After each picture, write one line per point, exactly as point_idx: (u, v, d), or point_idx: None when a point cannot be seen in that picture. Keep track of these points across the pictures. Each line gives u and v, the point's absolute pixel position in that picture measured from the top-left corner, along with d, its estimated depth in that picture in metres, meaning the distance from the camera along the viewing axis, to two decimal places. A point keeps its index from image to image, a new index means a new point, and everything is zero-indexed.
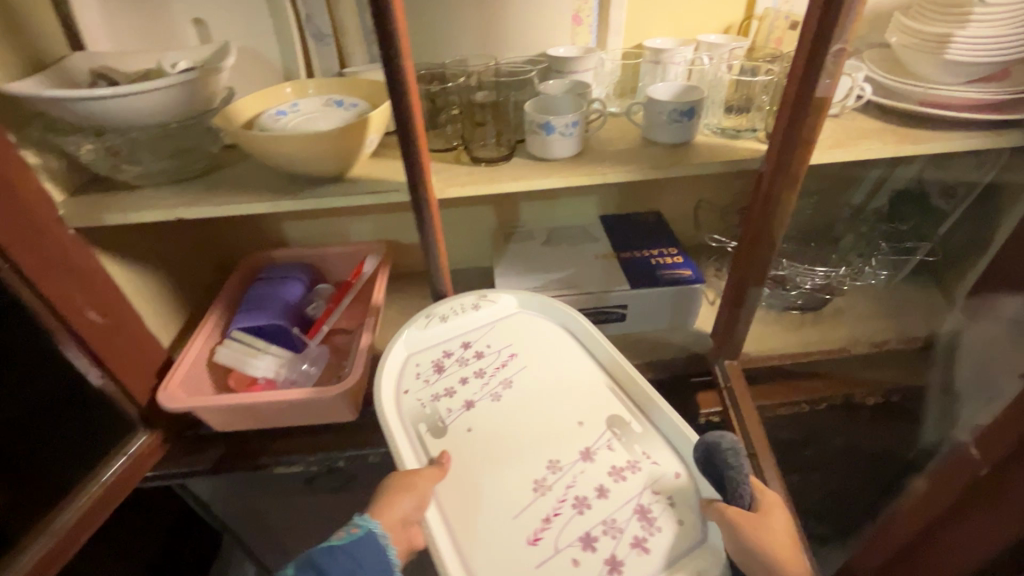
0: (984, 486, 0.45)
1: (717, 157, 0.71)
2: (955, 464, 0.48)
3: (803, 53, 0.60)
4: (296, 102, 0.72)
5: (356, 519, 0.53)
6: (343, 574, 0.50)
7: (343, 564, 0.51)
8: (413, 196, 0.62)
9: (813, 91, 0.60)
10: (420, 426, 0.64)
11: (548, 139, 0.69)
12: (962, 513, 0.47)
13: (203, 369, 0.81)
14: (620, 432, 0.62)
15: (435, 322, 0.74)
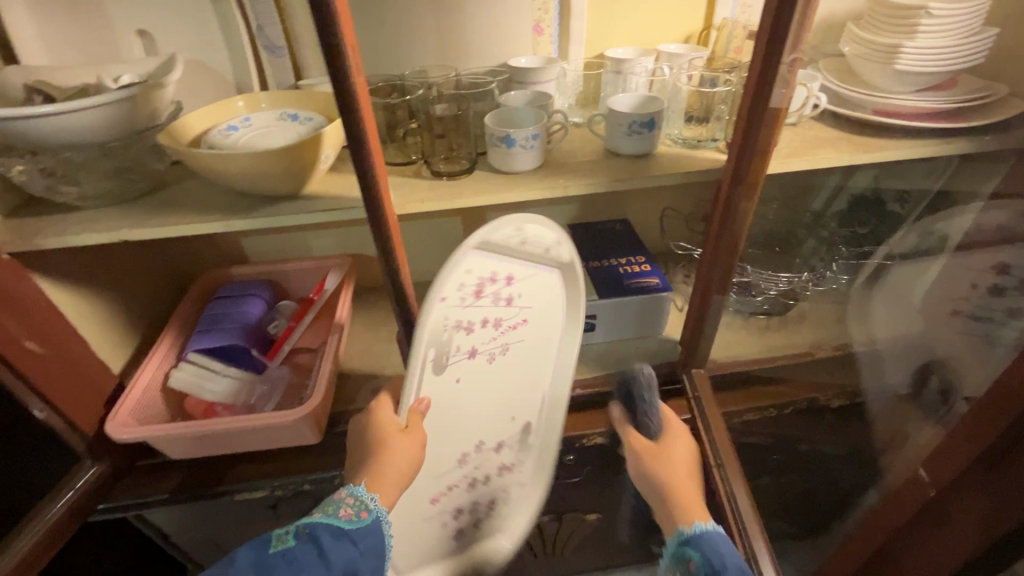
0: (931, 508, 0.53)
1: (678, 168, 0.71)
2: (909, 488, 0.55)
3: (756, 68, 0.60)
4: (248, 117, 0.69)
5: (369, 507, 0.58)
6: (348, 553, 0.55)
7: (347, 546, 0.55)
8: (369, 213, 0.59)
9: (768, 102, 0.60)
10: (431, 355, 0.60)
11: (510, 152, 0.68)
12: (914, 531, 0.55)
13: (156, 395, 0.77)
14: (526, 437, 0.79)
15: (513, 240, 0.60)
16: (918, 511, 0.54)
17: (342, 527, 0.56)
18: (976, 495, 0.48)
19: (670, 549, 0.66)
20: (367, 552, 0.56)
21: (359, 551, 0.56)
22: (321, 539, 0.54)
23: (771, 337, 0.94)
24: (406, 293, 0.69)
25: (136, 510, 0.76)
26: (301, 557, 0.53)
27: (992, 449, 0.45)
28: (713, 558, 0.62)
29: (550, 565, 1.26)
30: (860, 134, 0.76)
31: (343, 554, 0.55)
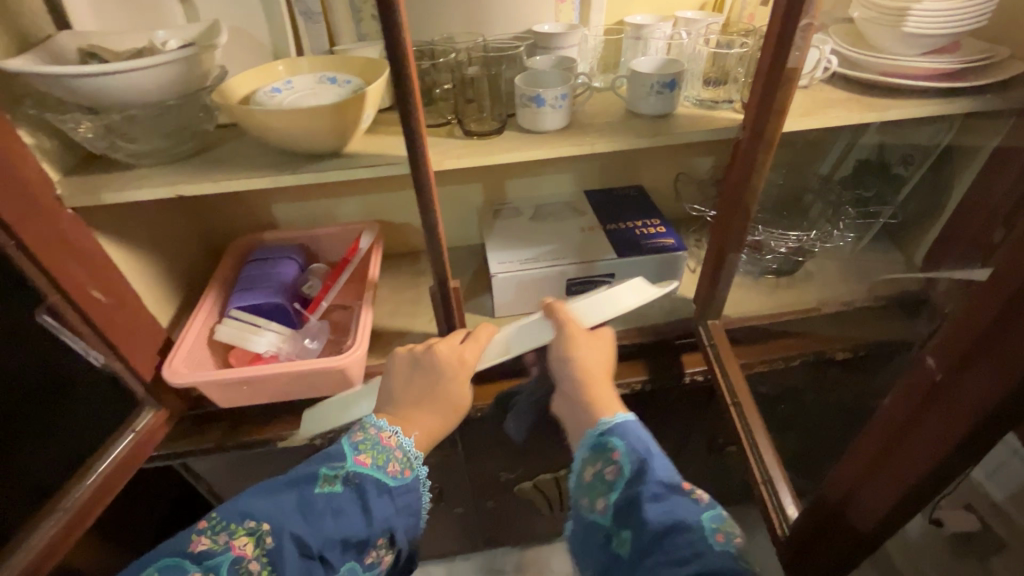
0: (938, 393, 0.46)
1: (697, 127, 0.75)
2: (915, 377, 0.49)
3: (774, 31, 0.64)
4: (290, 79, 0.73)
5: (413, 466, 0.66)
6: (384, 506, 0.63)
7: (387, 499, 0.63)
8: (412, 168, 0.64)
9: (785, 62, 0.64)
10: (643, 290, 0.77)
11: (539, 112, 0.72)
12: (917, 422, 0.49)
13: (204, 347, 0.82)
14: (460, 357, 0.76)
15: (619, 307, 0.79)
16: (919, 402, 0.48)
17: (381, 483, 0.63)
18: (986, 373, 0.42)
19: (589, 442, 0.63)
20: (401, 506, 0.64)
21: (393, 505, 0.64)
22: (362, 493, 0.62)
23: (778, 295, 0.99)
24: (442, 248, 0.73)
25: (182, 457, 0.81)
26: (345, 505, 0.61)
27: (999, 315, 0.41)
28: (637, 445, 0.61)
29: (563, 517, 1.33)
30: (869, 95, 0.80)
31: (381, 506, 0.62)
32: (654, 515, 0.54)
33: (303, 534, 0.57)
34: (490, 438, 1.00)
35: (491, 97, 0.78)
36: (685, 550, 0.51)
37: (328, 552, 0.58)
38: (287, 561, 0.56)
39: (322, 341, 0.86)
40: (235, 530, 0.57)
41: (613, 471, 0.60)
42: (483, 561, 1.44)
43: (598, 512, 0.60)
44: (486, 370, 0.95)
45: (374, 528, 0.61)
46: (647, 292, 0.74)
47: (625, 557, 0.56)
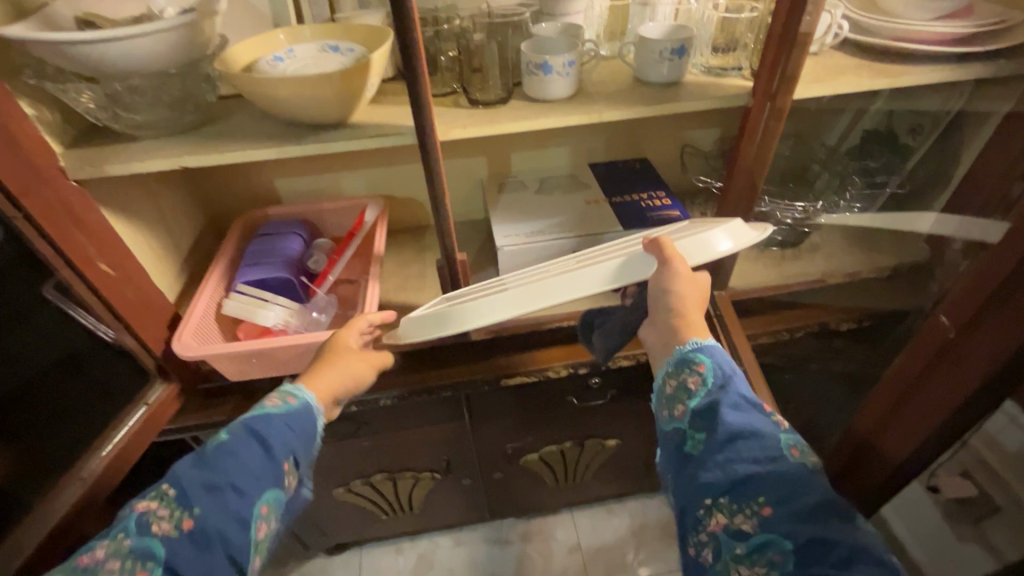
0: (949, 347, 0.54)
1: (706, 95, 0.74)
2: (929, 333, 0.56)
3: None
4: (292, 48, 0.71)
5: (296, 392, 0.67)
6: (283, 433, 0.63)
7: (282, 426, 0.63)
8: (418, 138, 0.63)
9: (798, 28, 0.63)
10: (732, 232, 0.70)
11: (546, 80, 0.71)
12: (931, 373, 0.57)
13: (213, 322, 0.82)
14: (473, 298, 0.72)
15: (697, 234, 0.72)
16: (929, 362, 0.56)
17: (275, 417, 0.63)
18: (992, 336, 0.49)
19: (675, 357, 0.66)
20: (301, 429, 0.65)
21: (295, 435, 0.64)
22: (259, 428, 0.62)
23: (783, 268, 0.99)
24: (448, 220, 0.73)
25: (195, 431, 0.82)
26: (239, 445, 0.60)
27: (999, 286, 0.47)
28: (723, 364, 0.63)
29: (567, 487, 1.35)
30: (879, 62, 0.79)
31: (278, 435, 0.62)
32: (733, 420, 0.58)
33: (207, 477, 0.56)
34: (496, 410, 1.01)
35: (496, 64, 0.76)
36: (758, 453, 0.56)
37: (240, 484, 0.57)
38: (196, 500, 0.55)
39: (330, 314, 0.86)
40: (142, 497, 0.55)
41: (695, 382, 0.63)
42: (489, 531, 1.47)
43: (677, 419, 0.63)
44: (494, 343, 0.95)
45: (281, 455, 0.61)
46: (746, 239, 0.68)
47: (695, 457, 0.59)
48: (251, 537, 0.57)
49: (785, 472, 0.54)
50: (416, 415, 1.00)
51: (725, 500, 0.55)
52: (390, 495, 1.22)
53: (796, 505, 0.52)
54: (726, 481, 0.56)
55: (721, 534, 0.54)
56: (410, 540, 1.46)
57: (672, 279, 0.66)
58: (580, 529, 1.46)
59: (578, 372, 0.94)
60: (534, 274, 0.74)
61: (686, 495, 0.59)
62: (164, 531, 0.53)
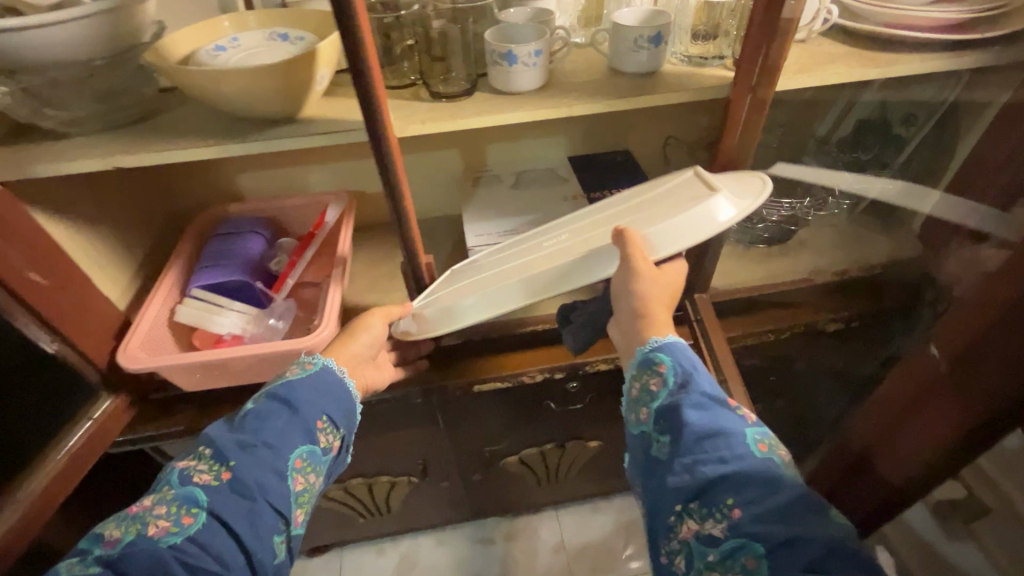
0: (944, 376, 0.52)
1: (684, 86, 0.69)
2: (921, 360, 0.54)
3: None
4: (236, 36, 0.66)
5: (314, 358, 0.71)
6: (308, 397, 0.67)
7: (309, 388, 0.68)
8: (369, 134, 0.58)
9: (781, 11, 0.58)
10: (725, 202, 0.66)
11: (511, 71, 0.65)
12: (924, 401, 0.54)
13: (164, 329, 0.78)
14: (463, 287, 0.74)
15: (688, 202, 0.69)
16: (923, 388, 0.54)
17: (300, 383, 0.68)
18: (991, 368, 0.47)
19: (637, 358, 0.64)
20: (326, 389, 0.70)
21: (324, 397, 0.68)
22: (287, 392, 0.67)
23: (768, 265, 0.95)
24: (409, 219, 0.68)
25: (154, 441, 0.80)
26: (267, 409, 0.65)
27: (1002, 313, 0.45)
28: (683, 361, 0.62)
29: (550, 487, 1.32)
30: (871, 49, 0.74)
31: (304, 397, 0.67)
32: (697, 422, 0.56)
33: (240, 435, 0.62)
34: (471, 415, 0.98)
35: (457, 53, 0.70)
36: (723, 454, 0.54)
37: (272, 441, 0.63)
38: (231, 455, 0.60)
39: (289, 321, 0.80)
40: (191, 457, 0.61)
41: (657, 384, 0.61)
42: (472, 530, 1.45)
43: (642, 422, 0.61)
44: (467, 347, 0.91)
45: (310, 414, 0.67)
46: (724, 219, 0.65)
47: (662, 462, 0.57)
48: (291, 487, 0.62)
49: (753, 472, 0.52)
50: (388, 421, 0.96)
51: (695, 506, 0.53)
52: (367, 499, 1.19)
53: (768, 502, 0.51)
54: (694, 486, 0.54)
55: (693, 541, 0.52)
56: (392, 540, 1.44)
57: (634, 281, 0.65)
58: (564, 528, 1.44)
59: (554, 376, 0.90)
60: (523, 253, 0.75)
61: (657, 501, 0.57)
62: (206, 481, 0.59)
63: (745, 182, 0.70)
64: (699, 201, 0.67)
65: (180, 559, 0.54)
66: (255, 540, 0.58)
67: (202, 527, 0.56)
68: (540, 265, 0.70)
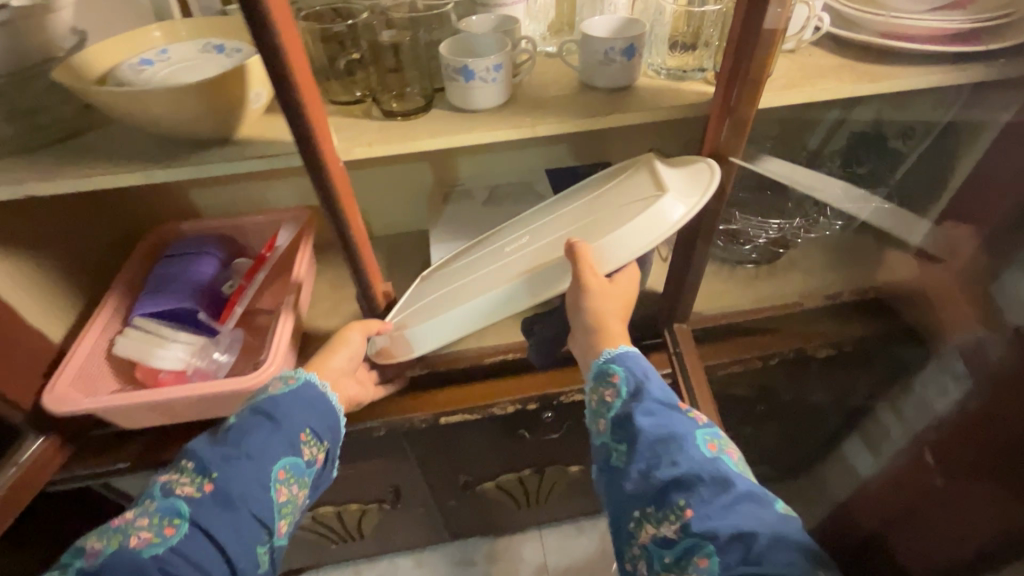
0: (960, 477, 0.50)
1: (660, 103, 0.63)
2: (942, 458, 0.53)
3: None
4: (166, 48, 0.60)
5: (296, 372, 0.67)
6: (294, 409, 0.64)
7: (296, 399, 0.65)
8: (305, 158, 0.52)
9: (759, 26, 0.51)
10: (674, 199, 0.61)
11: (468, 87, 0.60)
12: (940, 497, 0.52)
13: (101, 363, 0.72)
14: (427, 310, 0.71)
15: (636, 205, 0.63)
16: (934, 485, 0.53)
17: (284, 394, 0.64)
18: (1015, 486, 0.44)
19: (593, 370, 0.65)
20: (314, 403, 0.66)
21: (309, 409, 0.66)
22: (270, 404, 0.63)
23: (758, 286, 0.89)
24: (352, 235, 0.61)
25: (105, 477, 0.75)
26: (250, 421, 0.61)
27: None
28: (636, 369, 0.62)
29: (532, 509, 1.27)
30: (866, 60, 0.68)
31: (288, 408, 0.63)
32: (648, 428, 0.57)
33: (224, 446, 0.58)
34: (442, 444, 0.92)
35: (412, 65, 0.64)
36: (673, 458, 0.55)
37: (256, 451, 0.59)
38: (213, 466, 0.57)
39: (235, 354, 0.75)
40: (174, 470, 0.57)
41: (612, 395, 0.62)
42: (453, 551, 1.40)
43: (601, 433, 0.61)
44: (434, 377, 0.86)
45: (295, 424, 0.63)
46: (670, 223, 0.59)
47: (619, 470, 0.58)
48: (273, 498, 0.58)
49: (701, 472, 0.53)
50: (353, 452, 0.91)
51: (650, 511, 0.54)
52: (339, 525, 1.13)
53: (718, 499, 0.51)
54: (647, 490, 0.55)
55: (651, 544, 0.53)
56: (370, 562, 1.39)
57: (585, 297, 0.63)
58: (548, 549, 1.39)
59: (527, 408, 0.85)
60: (478, 267, 0.72)
61: (618, 509, 0.57)
62: (188, 494, 0.55)
63: (694, 171, 0.64)
64: (647, 203, 0.62)
65: (163, 568, 0.51)
66: (238, 554, 0.55)
67: (184, 539, 0.53)
68: (491, 282, 0.67)
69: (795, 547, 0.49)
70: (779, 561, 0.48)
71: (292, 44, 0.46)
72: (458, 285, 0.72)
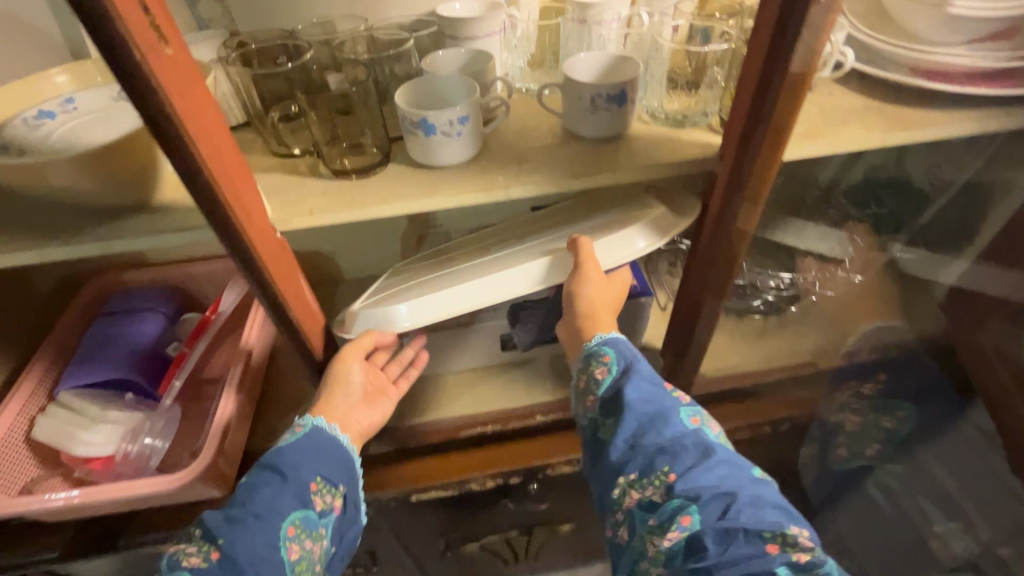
0: None
1: (657, 156, 0.53)
2: None
3: (772, 15, 0.42)
4: (73, 96, 0.51)
5: (302, 419, 0.59)
6: (299, 461, 0.56)
7: (302, 449, 0.57)
8: (228, 246, 0.43)
9: (788, 61, 0.41)
10: (659, 217, 0.61)
11: (430, 142, 0.50)
12: None
13: (19, 448, 0.63)
14: (415, 288, 0.62)
15: (620, 220, 0.64)
16: None
17: (291, 443, 0.57)
18: None
19: (583, 353, 0.61)
20: (323, 451, 0.58)
21: (320, 454, 0.57)
22: (274, 456, 0.56)
23: (768, 342, 0.80)
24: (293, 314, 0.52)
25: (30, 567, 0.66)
26: (254, 478, 0.55)
27: None
28: (625, 349, 0.60)
29: (523, 563, 1.18)
30: (895, 101, 0.58)
31: (291, 457, 0.56)
32: (637, 400, 0.55)
33: (229, 509, 0.53)
34: (417, 515, 0.83)
35: (363, 113, 0.55)
36: (660, 428, 0.54)
37: (261, 509, 0.52)
38: (218, 532, 0.51)
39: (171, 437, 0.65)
40: (184, 543, 0.52)
41: (602, 371, 0.58)
42: None
43: (589, 412, 0.59)
44: (402, 451, 0.75)
45: (302, 472, 0.55)
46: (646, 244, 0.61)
47: (605, 442, 0.56)
48: (283, 559, 0.52)
49: (685, 441, 0.53)
50: None
51: (635, 477, 0.53)
52: None
53: (703, 464, 0.51)
54: (634, 458, 0.53)
55: (635, 508, 0.53)
56: None
57: (581, 284, 0.59)
58: None
59: (509, 481, 0.77)
60: (456, 260, 0.68)
61: (603, 478, 0.56)
62: (194, 565, 0.50)
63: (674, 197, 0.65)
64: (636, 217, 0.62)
65: None
66: None
67: None
68: (470, 272, 0.62)
69: (771, 505, 0.51)
70: (755, 516, 0.49)
71: (192, 113, 0.37)
72: (446, 270, 0.65)
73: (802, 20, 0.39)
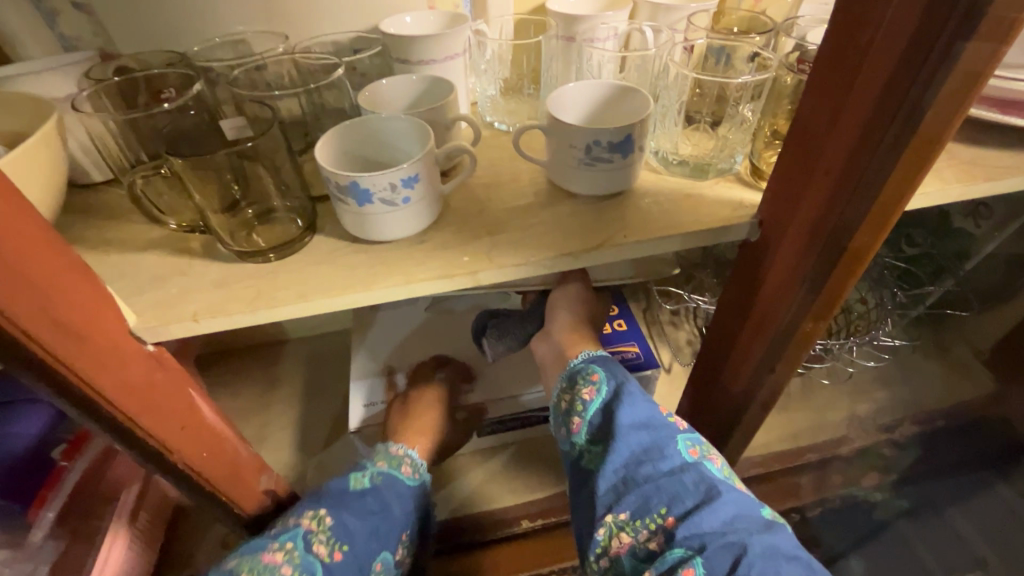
0: None
1: (674, 222, 0.39)
2: None
3: (896, 35, 0.25)
4: None
5: (420, 467, 0.52)
6: (407, 504, 0.48)
7: (412, 493, 0.50)
8: (38, 368, 0.28)
9: (919, 129, 0.26)
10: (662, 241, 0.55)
11: (365, 212, 0.36)
12: None
13: None
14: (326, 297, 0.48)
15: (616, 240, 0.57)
16: None
17: (407, 480, 0.50)
18: None
19: (565, 371, 0.47)
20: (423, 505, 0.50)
21: (417, 509, 0.50)
22: (392, 484, 0.48)
23: (792, 416, 0.67)
24: (172, 447, 0.36)
25: None
26: (382, 498, 0.46)
27: None
28: (617, 367, 0.45)
29: None
30: (971, 142, 0.45)
31: (401, 500, 0.48)
32: (631, 424, 0.41)
33: (361, 510, 0.44)
34: None
35: (270, 168, 0.40)
36: (654, 461, 0.40)
37: (384, 530, 0.45)
38: (351, 534, 0.43)
39: None
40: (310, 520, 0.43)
41: (590, 392, 0.44)
42: None
43: (570, 442, 0.45)
44: None
45: (404, 512, 0.48)
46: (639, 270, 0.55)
47: (590, 475, 0.42)
48: None
49: (685, 479, 0.39)
50: None
51: (625, 518, 0.39)
52: None
53: (709, 506, 0.38)
54: (625, 496, 0.40)
55: (625, 558, 0.39)
56: None
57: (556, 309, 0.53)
58: None
59: None
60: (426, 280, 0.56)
61: (586, 521, 0.42)
62: (322, 558, 0.41)
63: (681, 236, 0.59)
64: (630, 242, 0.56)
65: None
66: None
67: None
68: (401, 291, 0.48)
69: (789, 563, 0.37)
70: None
71: None
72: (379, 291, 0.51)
73: (954, 56, 0.24)
